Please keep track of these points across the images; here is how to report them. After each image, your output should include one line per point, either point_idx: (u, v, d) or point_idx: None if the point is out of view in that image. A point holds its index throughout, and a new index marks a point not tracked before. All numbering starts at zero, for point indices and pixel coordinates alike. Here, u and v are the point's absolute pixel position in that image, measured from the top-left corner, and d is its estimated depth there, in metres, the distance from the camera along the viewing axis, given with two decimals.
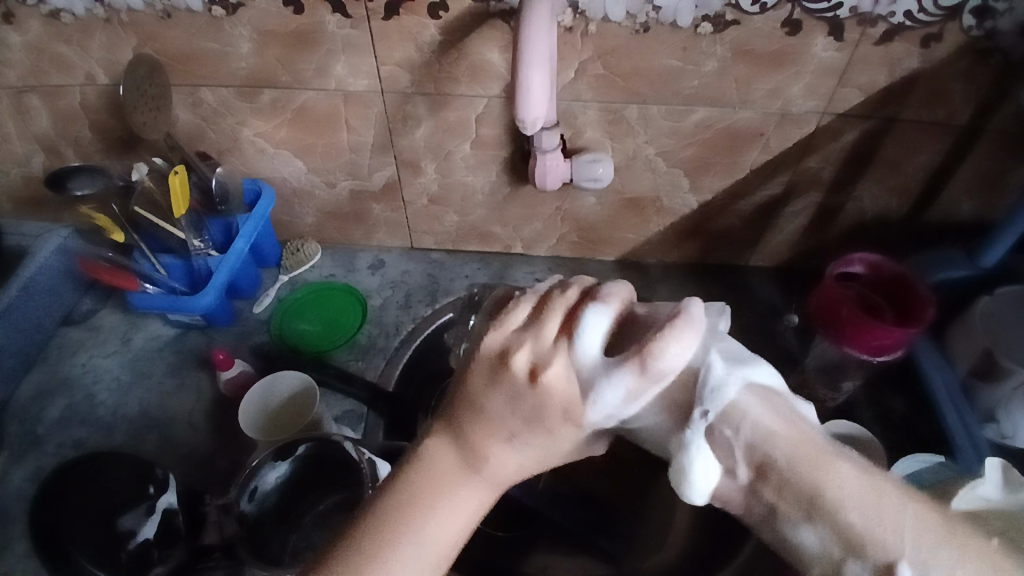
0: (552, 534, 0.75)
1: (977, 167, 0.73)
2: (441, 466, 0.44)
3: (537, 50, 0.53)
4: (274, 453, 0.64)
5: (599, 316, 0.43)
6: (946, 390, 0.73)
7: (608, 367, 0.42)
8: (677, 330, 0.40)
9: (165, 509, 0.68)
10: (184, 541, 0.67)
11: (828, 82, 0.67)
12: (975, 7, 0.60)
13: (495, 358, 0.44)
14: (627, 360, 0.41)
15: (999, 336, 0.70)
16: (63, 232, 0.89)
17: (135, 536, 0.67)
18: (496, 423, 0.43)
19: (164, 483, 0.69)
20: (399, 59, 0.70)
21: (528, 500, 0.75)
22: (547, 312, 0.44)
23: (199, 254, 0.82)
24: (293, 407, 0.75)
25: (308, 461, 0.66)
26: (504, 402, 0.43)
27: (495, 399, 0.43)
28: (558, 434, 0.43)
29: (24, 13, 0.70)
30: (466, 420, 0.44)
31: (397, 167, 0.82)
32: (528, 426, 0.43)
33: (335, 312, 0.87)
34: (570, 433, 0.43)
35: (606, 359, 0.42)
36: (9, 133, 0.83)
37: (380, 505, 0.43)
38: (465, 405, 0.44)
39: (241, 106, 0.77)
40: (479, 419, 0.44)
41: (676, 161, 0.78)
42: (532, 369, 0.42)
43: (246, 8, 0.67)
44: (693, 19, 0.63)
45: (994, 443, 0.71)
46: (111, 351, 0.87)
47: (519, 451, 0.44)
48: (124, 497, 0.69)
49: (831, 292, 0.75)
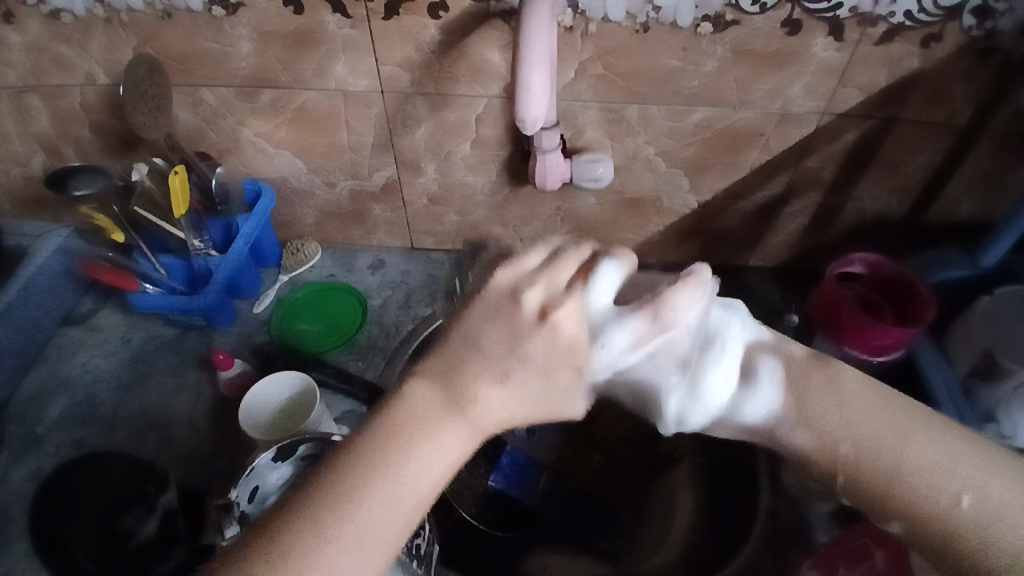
0: (552, 535, 0.74)
1: (977, 167, 0.73)
2: (424, 404, 0.41)
3: (537, 50, 0.53)
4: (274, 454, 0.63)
5: (610, 270, 0.44)
6: (945, 390, 0.72)
7: (619, 317, 0.44)
8: (688, 287, 0.43)
9: (165, 509, 0.68)
10: (183, 541, 0.66)
11: (828, 82, 0.67)
12: (975, 7, 0.60)
13: (503, 295, 0.42)
14: (639, 310, 0.44)
15: (999, 336, 0.70)
16: (63, 232, 0.89)
17: (135, 536, 0.67)
18: (490, 362, 0.41)
19: (164, 483, 0.69)
20: (399, 59, 0.70)
21: (528, 499, 0.75)
22: (560, 258, 0.44)
23: (199, 254, 0.82)
24: (294, 407, 0.75)
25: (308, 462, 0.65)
26: (500, 334, 0.41)
27: (491, 332, 0.42)
28: (558, 378, 0.42)
29: (24, 13, 0.70)
30: (460, 359, 0.42)
31: (397, 167, 0.82)
32: (524, 365, 0.41)
33: (334, 312, 0.87)
34: (567, 380, 0.43)
35: (615, 310, 0.44)
36: (9, 133, 0.83)
37: (358, 443, 0.39)
38: (459, 345, 0.42)
39: (241, 106, 0.77)
40: (472, 358, 0.41)
41: (676, 161, 0.78)
42: (542, 310, 0.42)
43: (246, 8, 0.67)
44: (693, 19, 0.63)
45: (993, 443, 0.70)
46: (111, 351, 0.87)
47: (509, 396, 0.41)
48: (125, 497, 0.69)
49: (830, 292, 0.76)
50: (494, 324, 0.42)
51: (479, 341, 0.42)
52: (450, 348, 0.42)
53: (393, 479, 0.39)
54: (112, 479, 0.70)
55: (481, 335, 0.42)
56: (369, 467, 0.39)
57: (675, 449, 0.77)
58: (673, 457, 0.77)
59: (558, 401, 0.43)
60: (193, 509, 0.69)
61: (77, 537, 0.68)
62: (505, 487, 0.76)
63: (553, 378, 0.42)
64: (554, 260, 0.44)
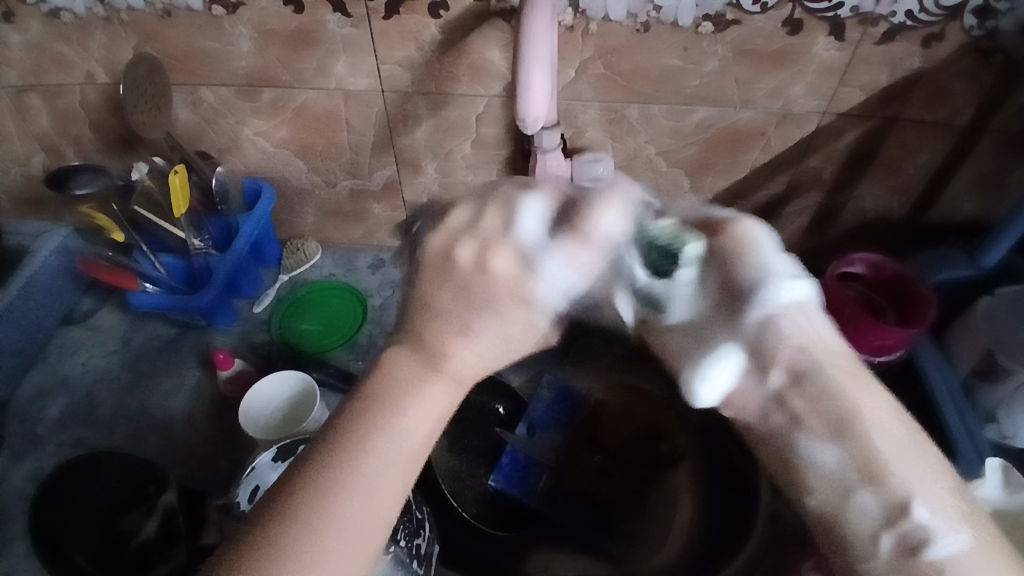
0: (551, 535, 0.73)
1: (978, 167, 0.73)
2: (389, 386, 0.40)
3: (537, 49, 0.53)
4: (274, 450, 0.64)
5: (532, 201, 0.42)
6: (947, 390, 0.72)
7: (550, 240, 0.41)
8: (607, 201, 0.43)
9: (165, 509, 0.68)
10: (184, 541, 0.67)
11: (829, 82, 0.67)
12: (976, 7, 0.59)
13: (440, 254, 0.41)
14: (567, 230, 0.42)
15: (1000, 336, 0.70)
16: (62, 232, 0.89)
17: (135, 536, 0.67)
18: (444, 316, 0.41)
19: (164, 482, 0.70)
20: (399, 58, 0.70)
21: (529, 499, 0.73)
22: (486, 207, 0.42)
23: (199, 254, 0.81)
24: (296, 408, 0.74)
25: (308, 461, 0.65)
26: (449, 291, 0.41)
27: (443, 293, 0.41)
28: (513, 317, 0.41)
29: (24, 13, 0.70)
30: (421, 324, 0.41)
31: (398, 167, 0.82)
32: (480, 313, 0.41)
33: (335, 312, 0.86)
34: (524, 317, 0.42)
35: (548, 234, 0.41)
36: (9, 133, 0.83)
37: (342, 419, 0.38)
38: (417, 309, 0.41)
39: (242, 105, 0.77)
40: (431, 318, 0.41)
41: (677, 161, 0.77)
42: (477, 258, 0.41)
43: (246, 8, 0.67)
44: (694, 19, 0.63)
45: (994, 443, 0.71)
46: (111, 351, 0.87)
47: (480, 343, 0.41)
48: (125, 497, 0.69)
49: (833, 292, 0.76)
50: (445, 272, 0.41)
51: (429, 301, 0.41)
52: (409, 314, 0.42)
53: (374, 460, 0.37)
54: (111, 480, 0.70)
55: (434, 297, 0.41)
56: (347, 452, 0.37)
57: (677, 451, 0.77)
58: (674, 458, 0.76)
59: (528, 334, 0.43)
60: (193, 510, 0.69)
61: (78, 538, 0.67)
62: (505, 488, 0.74)
63: (518, 304, 0.41)
64: (480, 209, 0.42)
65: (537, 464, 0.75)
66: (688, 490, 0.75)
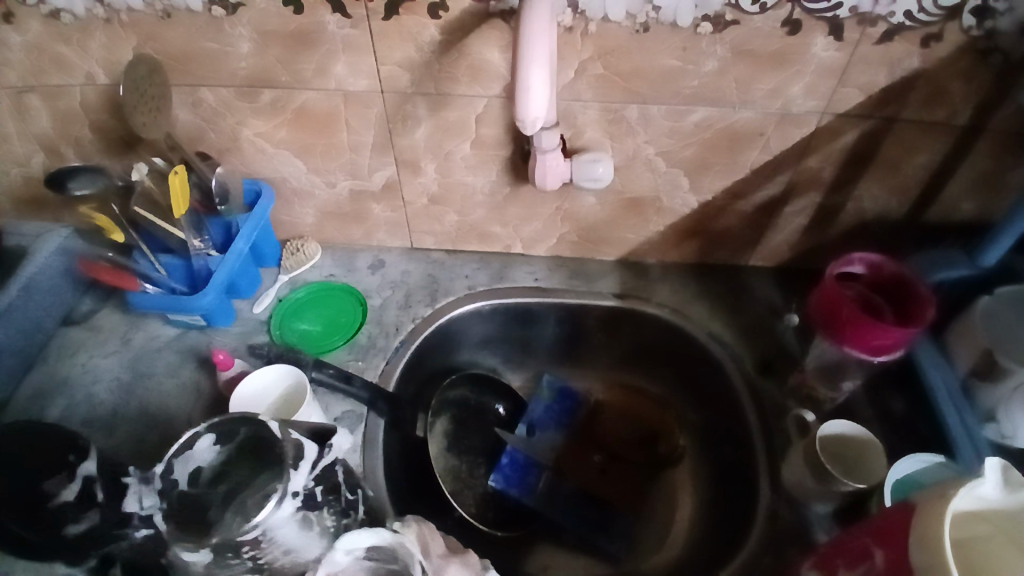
0: (551, 531, 0.87)
1: (976, 166, 0.73)
2: None
3: (537, 49, 0.54)
4: (207, 427, 0.57)
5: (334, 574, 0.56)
6: (946, 391, 0.74)
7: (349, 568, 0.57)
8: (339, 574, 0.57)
9: (85, 477, 0.62)
10: (101, 509, 0.62)
11: (828, 82, 0.67)
12: (975, 7, 0.60)
13: None
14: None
15: (1000, 337, 0.71)
16: (63, 232, 0.88)
17: (54, 499, 0.61)
18: None
19: (87, 450, 0.63)
20: (399, 59, 0.70)
21: (530, 501, 0.86)
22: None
23: (199, 254, 0.81)
24: (285, 401, 0.74)
25: (247, 437, 0.57)
26: None
27: None
28: None
29: (24, 13, 0.70)
30: None
31: (397, 167, 0.82)
32: None
33: (334, 312, 0.88)
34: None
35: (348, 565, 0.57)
36: (9, 133, 0.83)
37: None
38: None
39: (242, 106, 0.77)
40: None
41: (677, 161, 0.78)
42: None
43: (246, 8, 0.67)
44: (693, 19, 0.63)
45: (993, 443, 0.70)
46: (112, 351, 0.87)
47: None
48: (44, 463, 0.63)
49: (831, 292, 0.74)
50: None
51: None
52: None
53: None
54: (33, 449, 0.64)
55: None
56: None
57: (676, 451, 0.92)
58: (673, 458, 0.91)
59: None
60: (113, 481, 0.64)
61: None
62: (505, 487, 0.86)
63: None
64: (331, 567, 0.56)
65: (532, 464, 0.89)
66: (688, 487, 0.89)
